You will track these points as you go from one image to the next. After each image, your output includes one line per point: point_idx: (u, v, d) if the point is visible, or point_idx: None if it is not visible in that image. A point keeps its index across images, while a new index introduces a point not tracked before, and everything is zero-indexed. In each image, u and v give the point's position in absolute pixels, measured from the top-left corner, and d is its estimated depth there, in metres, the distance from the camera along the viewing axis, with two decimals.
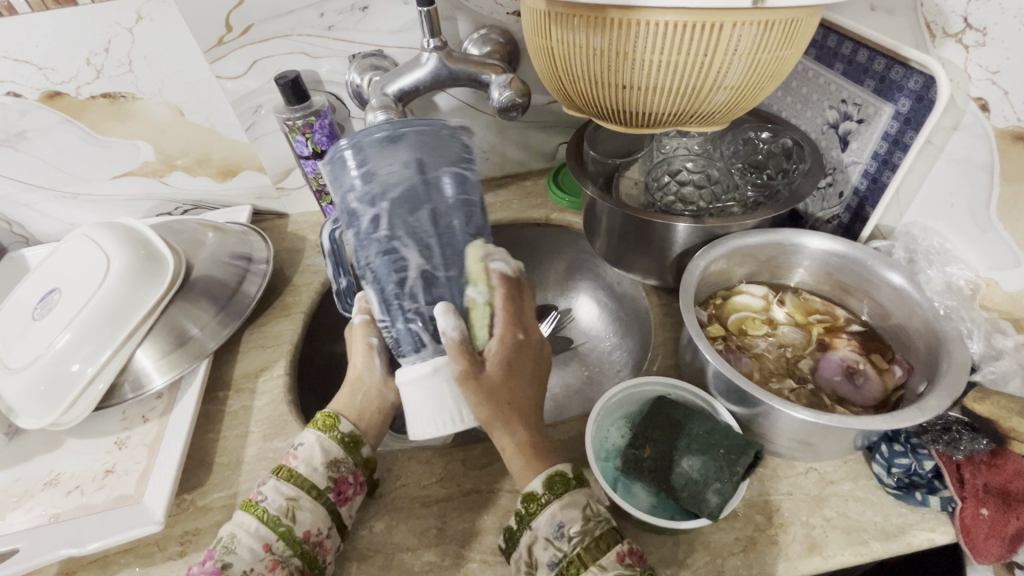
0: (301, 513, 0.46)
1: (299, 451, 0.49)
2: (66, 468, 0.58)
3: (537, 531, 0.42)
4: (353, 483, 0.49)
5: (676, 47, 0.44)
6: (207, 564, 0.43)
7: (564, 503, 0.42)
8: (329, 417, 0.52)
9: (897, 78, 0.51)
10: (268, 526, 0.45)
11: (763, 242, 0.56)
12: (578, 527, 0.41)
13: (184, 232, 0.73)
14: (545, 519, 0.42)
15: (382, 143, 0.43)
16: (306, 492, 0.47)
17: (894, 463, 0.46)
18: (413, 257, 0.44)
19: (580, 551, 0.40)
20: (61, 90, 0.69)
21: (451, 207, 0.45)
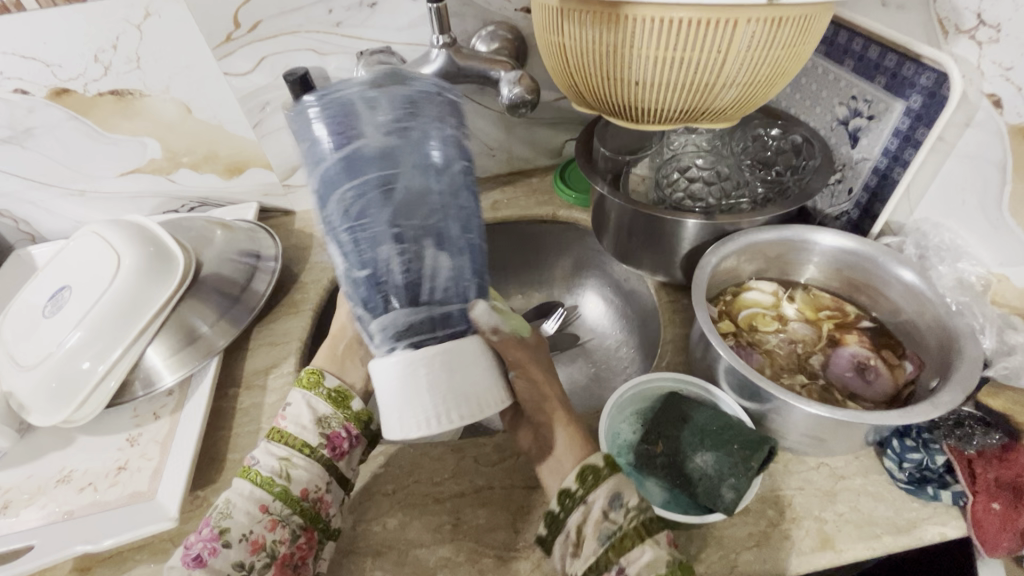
0: (296, 473, 0.49)
1: (288, 412, 0.53)
2: (78, 465, 0.58)
3: (592, 505, 0.43)
4: (345, 437, 0.53)
5: (688, 44, 0.44)
6: (206, 531, 0.45)
7: (624, 480, 0.44)
8: (314, 376, 0.56)
9: (909, 75, 0.51)
10: (263, 489, 0.47)
11: (774, 238, 0.56)
12: (635, 501, 0.43)
13: (192, 229, 0.73)
14: (605, 491, 0.43)
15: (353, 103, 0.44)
16: (299, 450, 0.50)
17: (906, 458, 0.47)
18: (377, 209, 0.41)
19: (637, 524, 0.42)
20: (68, 87, 0.69)
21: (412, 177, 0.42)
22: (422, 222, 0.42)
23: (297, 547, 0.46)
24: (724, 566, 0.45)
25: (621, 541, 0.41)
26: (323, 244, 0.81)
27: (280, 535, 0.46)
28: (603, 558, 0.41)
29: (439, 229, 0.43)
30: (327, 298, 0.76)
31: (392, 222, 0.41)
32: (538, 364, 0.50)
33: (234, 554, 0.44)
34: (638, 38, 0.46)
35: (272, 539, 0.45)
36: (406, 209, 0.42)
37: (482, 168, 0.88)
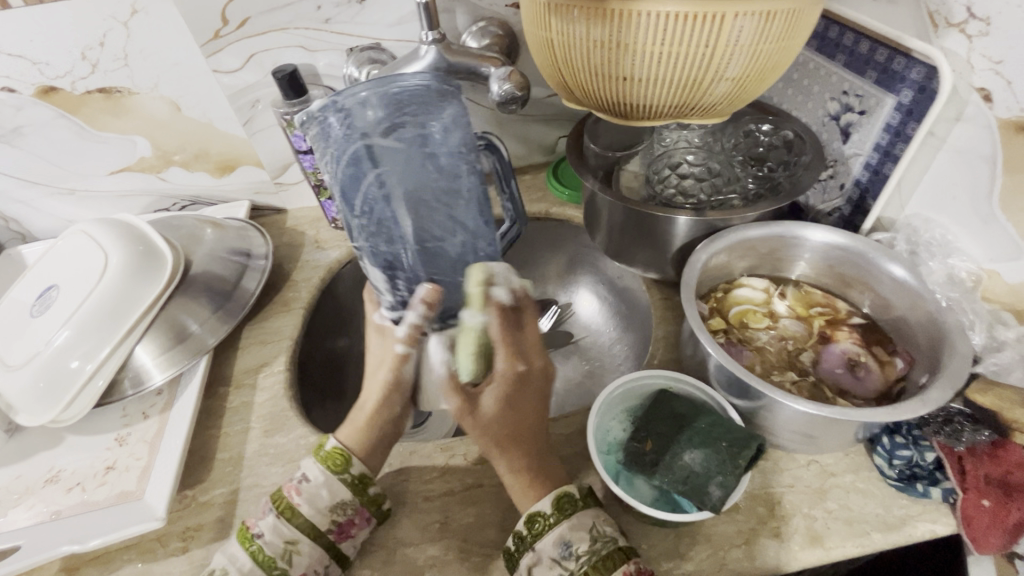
0: (299, 556, 0.45)
1: (303, 488, 0.47)
2: (67, 465, 0.58)
3: (541, 552, 0.42)
4: (358, 523, 0.47)
5: (677, 39, 0.44)
6: None
7: (570, 526, 0.42)
8: (340, 454, 0.48)
9: (899, 69, 0.50)
10: (263, 568, 0.44)
11: (765, 234, 0.56)
12: (585, 546, 0.41)
13: (182, 228, 0.72)
14: (553, 537, 0.42)
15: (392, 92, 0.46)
16: (308, 534, 0.45)
17: (896, 455, 0.46)
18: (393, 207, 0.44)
19: (587, 569, 0.40)
20: (56, 85, 0.68)
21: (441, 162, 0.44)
22: (446, 210, 0.44)
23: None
24: (712, 565, 0.44)
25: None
26: (314, 243, 0.81)
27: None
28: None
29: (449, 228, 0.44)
30: (318, 296, 0.76)
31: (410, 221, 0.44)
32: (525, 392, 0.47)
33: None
34: (626, 34, 0.45)
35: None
36: (431, 198, 0.44)
37: None
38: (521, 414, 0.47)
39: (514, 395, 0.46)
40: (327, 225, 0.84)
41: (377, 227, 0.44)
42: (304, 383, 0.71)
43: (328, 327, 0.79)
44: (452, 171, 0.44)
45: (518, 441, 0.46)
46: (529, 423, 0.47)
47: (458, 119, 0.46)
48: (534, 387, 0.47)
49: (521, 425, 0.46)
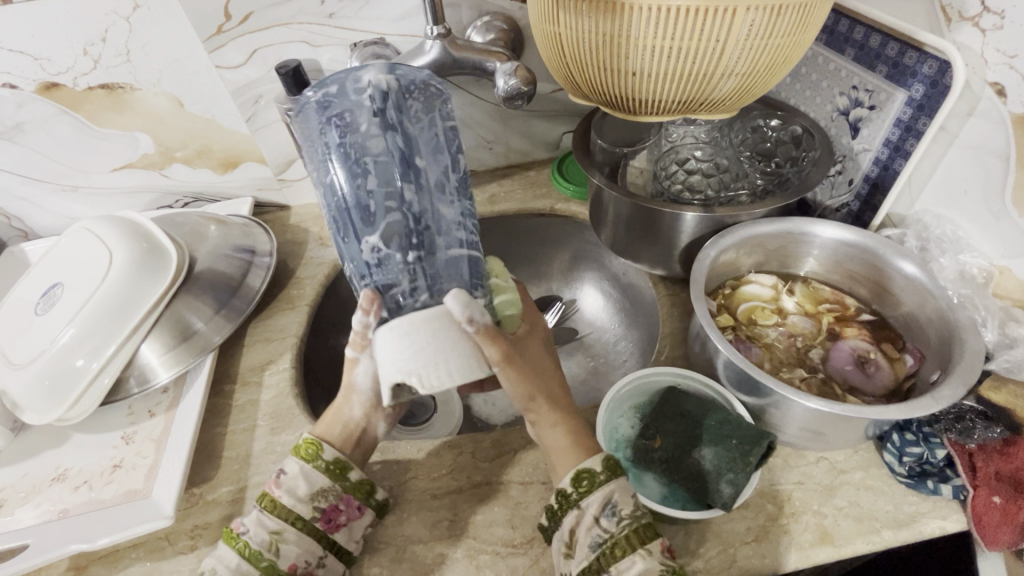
0: (286, 546, 0.45)
1: (282, 480, 0.47)
2: (73, 463, 0.58)
3: (585, 510, 0.43)
4: (345, 510, 0.47)
5: (687, 32, 0.43)
6: None
7: (619, 487, 0.43)
8: (313, 444, 0.49)
9: (910, 64, 0.50)
10: (249, 562, 0.44)
11: (774, 231, 0.56)
12: (629, 509, 0.42)
13: (185, 225, 0.72)
14: (599, 497, 0.42)
15: (344, 99, 0.45)
16: (291, 524, 0.46)
17: (906, 452, 0.46)
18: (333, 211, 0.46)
19: (629, 533, 0.41)
20: (58, 81, 0.68)
21: (380, 185, 0.44)
22: (378, 226, 0.44)
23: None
24: (723, 562, 0.44)
25: (612, 550, 0.41)
26: (318, 239, 0.80)
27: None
28: (594, 563, 0.40)
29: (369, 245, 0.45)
30: (322, 293, 0.76)
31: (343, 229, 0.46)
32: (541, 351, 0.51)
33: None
34: (634, 27, 0.45)
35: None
36: (368, 213, 0.44)
37: (479, 162, 0.87)
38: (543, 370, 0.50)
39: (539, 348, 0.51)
40: None
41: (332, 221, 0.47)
42: (310, 380, 0.71)
43: (333, 325, 0.78)
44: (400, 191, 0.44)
45: (549, 389, 0.49)
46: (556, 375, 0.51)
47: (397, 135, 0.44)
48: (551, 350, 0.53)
49: (552, 373, 0.50)
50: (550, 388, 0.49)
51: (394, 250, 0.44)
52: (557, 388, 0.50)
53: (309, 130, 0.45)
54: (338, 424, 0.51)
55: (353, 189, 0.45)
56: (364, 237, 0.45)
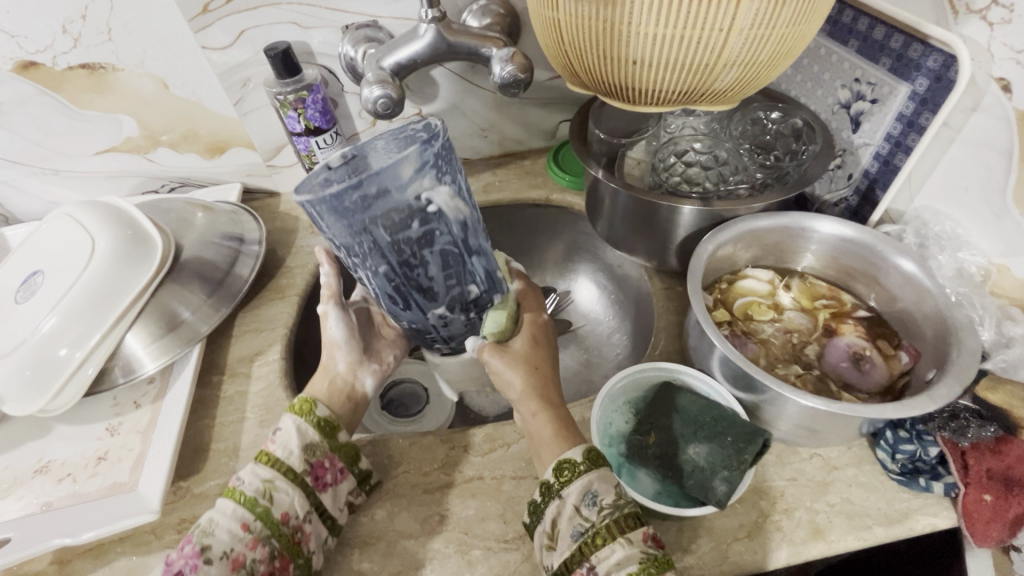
0: (278, 495, 0.46)
1: (277, 435, 0.49)
2: (56, 455, 0.57)
3: (566, 500, 0.43)
4: (331, 469, 0.49)
5: (692, 20, 0.42)
6: (187, 548, 0.42)
7: (600, 476, 0.43)
8: (306, 402, 0.51)
9: (915, 57, 0.49)
10: (245, 507, 0.44)
11: (773, 225, 0.55)
12: (611, 499, 0.42)
13: (171, 211, 0.70)
14: (579, 486, 0.42)
15: (364, 204, 0.38)
16: (283, 473, 0.47)
17: (899, 449, 0.46)
18: (382, 292, 0.45)
19: (609, 523, 0.41)
20: (36, 60, 0.66)
21: (443, 273, 0.44)
22: (436, 298, 0.46)
23: (275, 569, 0.43)
24: (715, 558, 0.44)
25: (594, 539, 0.40)
26: (308, 228, 0.79)
27: (262, 555, 0.43)
28: (574, 552, 0.41)
29: (432, 312, 0.47)
30: (313, 283, 0.74)
31: (395, 302, 0.46)
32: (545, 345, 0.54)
33: (215, 570, 0.41)
34: (635, 16, 0.43)
35: (251, 558, 0.43)
36: (428, 293, 0.45)
37: (474, 150, 0.86)
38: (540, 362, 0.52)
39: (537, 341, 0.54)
40: None
41: (386, 300, 0.46)
42: (300, 371, 0.70)
43: None
44: (460, 264, 0.44)
45: (547, 383, 0.51)
46: (551, 362, 0.53)
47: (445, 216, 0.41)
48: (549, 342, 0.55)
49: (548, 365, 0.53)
50: (550, 376, 0.52)
51: (457, 314, 0.48)
52: (555, 375, 0.53)
53: (337, 230, 0.39)
54: (327, 379, 0.57)
55: (405, 277, 0.43)
56: (430, 311, 0.47)
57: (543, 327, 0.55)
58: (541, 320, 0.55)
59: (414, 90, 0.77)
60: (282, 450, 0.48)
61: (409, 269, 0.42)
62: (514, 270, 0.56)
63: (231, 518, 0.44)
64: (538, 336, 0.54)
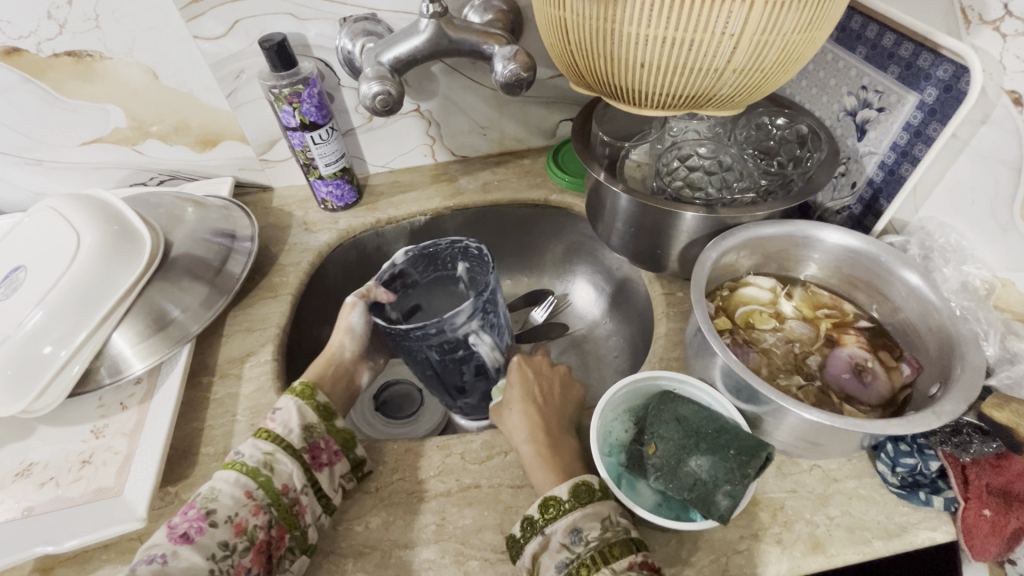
0: (278, 467, 0.46)
1: (276, 414, 0.50)
2: (39, 457, 0.55)
3: (551, 537, 0.43)
4: (326, 449, 0.49)
5: (703, 25, 0.41)
6: (190, 512, 0.42)
7: (584, 513, 0.43)
8: (308, 387, 0.53)
9: (925, 66, 0.48)
10: (248, 476, 0.45)
11: (778, 233, 0.54)
12: (596, 532, 0.42)
13: (160, 206, 0.68)
14: (564, 524, 0.43)
15: (426, 338, 0.57)
16: (283, 447, 0.48)
17: (899, 462, 0.46)
18: (428, 381, 0.64)
19: (595, 553, 0.41)
20: (19, 46, 0.63)
21: (475, 378, 0.63)
22: (468, 390, 0.64)
23: (272, 538, 0.44)
24: (714, 571, 0.44)
25: (579, 569, 0.41)
26: (303, 225, 0.77)
27: (262, 523, 0.44)
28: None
29: (463, 399, 0.66)
30: (307, 281, 0.73)
31: (437, 389, 0.65)
32: (536, 383, 0.56)
33: (220, 533, 0.42)
34: (643, 19, 0.42)
35: (253, 524, 0.43)
36: (461, 386, 0.64)
37: (473, 147, 0.85)
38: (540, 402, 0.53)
39: (531, 383, 0.56)
40: (316, 206, 0.80)
41: (432, 385, 0.65)
42: (293, 371, 0.68)
43: (317, 315, 0.76)
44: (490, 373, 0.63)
45: (552, 420, 0.52)
46: (547, 398, 0.54)
47: (483, 345, 0.59)
48: (547, 380, 0.57)
49: (546, 400, 0.54)
50: (539, 409, 0.53)
51: (483, 404, 0.67)
52: (547, 405, 0.54)
53: (404, 345, 0.58)
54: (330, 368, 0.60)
55: (446, 377, 0.62)
56: (461, 399, 0.66)
57: (524, 367, 0.57)
58: (518, 363, 0.58)
59: (413, 86, 0.75)
60: (282, 428, 0.49)
61: (451, 373, 0.62)
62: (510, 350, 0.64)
63: (234, 485, 0.44)
64: (518, 377, 0.56)
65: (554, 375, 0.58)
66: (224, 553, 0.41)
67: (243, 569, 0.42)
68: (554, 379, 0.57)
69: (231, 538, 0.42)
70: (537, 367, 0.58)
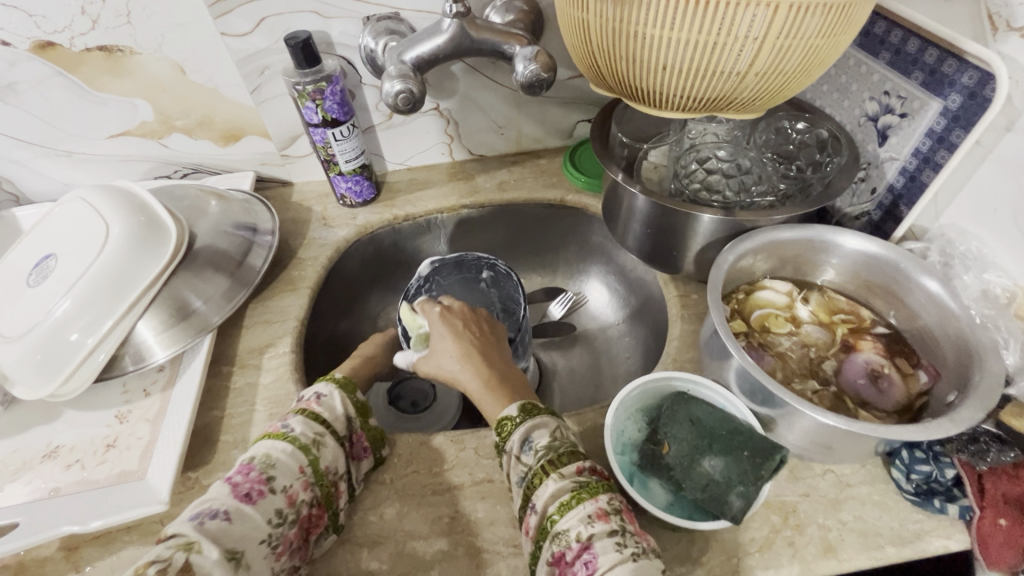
0: (325, 448, 0.48)
1: (322, 400, 0.51)
2: (66, 440, 0.56)
3: (511, 453, 0.47)
4: (360, 443, 0.51)
5: (726, 29, 0.41)
6: (251, 474, 0.44)
7: (534, 424, 0.47)
8: (349, 382, 0.55)
9: (949, 73, 0.48)
10: (302, 452, 0.46)
11: (795, 237, 0.54)
12: (545, 442, 0.46)
13: (185, 198, 0.70)
14: (517, 438, 0.47)
15: None
16: (331, 431, 0.49)
17: (914, 469, 0.46)
18: None
19: (544, 463, 0.44)
20: (53, 41, 0.65)
21: None
22: None
23: (313, 515, 0.45)
24: (725, 571, 0.44)
25: (533, 479, 0.44)
26: (322, 220, 0.79)
27: (308, 499, 0.45)
28: (523, 496, 0.45)
29: None
30: (325, 275, 0.74)
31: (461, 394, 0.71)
32: (465, 331, 0.57)
33: (276, 501, 0.43)
34: (667, 22, 0.43)
35: (303, 499, 0.45)
36: None
37: (489, 147, 0.85)
38: (474, 343, 0.56)
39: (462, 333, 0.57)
40: (334, 201, 0.81)
41: None
42: (310, 363, 0.70)
43: (333, 309, 0.77)
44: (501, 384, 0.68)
45: (491, 360, 0.54)
46: (485, 344, 0.56)
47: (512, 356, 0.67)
48: (476, 325, 0.58)
49: (482, 346, 0.56)
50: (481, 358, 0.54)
51: None
52: (480, 341, 0.56)
53: None
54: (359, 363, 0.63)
55: None
56: None
57: (448, 320, 0.58)
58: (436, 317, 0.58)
59: (433, 85, 0.76)
60: (328, 412, 0.50)
61: None
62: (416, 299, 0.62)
63: (291, 457, 0.46)
64: (449, 331, 0.57)
65: (471, 314, 0.60)
66: (277, 521, 0.43)
67: (288, 541, 0.43)
68: (472, 321, 0.59)
69: (285, 507, 0.43)
70: (457, 317, 0.59)
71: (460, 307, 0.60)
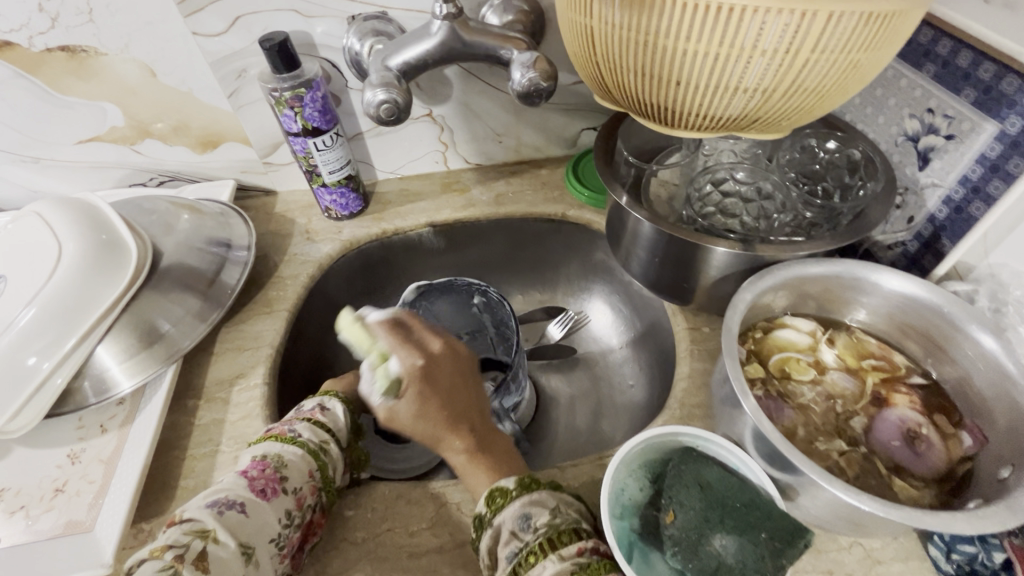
0: (330, 456, 0.48)
1: (325, 411, 0.52)
2: (13, 482, 0.52)
3: (501, 525, 0.41)
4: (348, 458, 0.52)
5: (754, 42, 0.35)
6: (267, 472, 0.44)
7: (533, 499, 0.42)
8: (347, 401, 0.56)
9: (1009, 91, 0.42)
10: (312, 455, 0.47)
11: (823, 274, 0.48)
12: (545, 519, 0.40)
13: (154, 212, 0.64)
14: (512, 511, 0.41)
15: None
16: (335, 439, 0.50)
17: (956, 548, 0.41)
18: None
19: (543, 541, 0.39)
20: (11, 39, 0.60)
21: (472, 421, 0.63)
22: None
23: (314, 523, 0.45)
24: None
25: (527, 558, 0.39)
26: (305, 234, 0.73)
27: (314, 504, 0.45)
28: None
29: None
30: (305, 296, 0.69)
31: None
32: (449, 385, 0.49)
33: (288, 502, 0.43)
34: (683, 31, 0.36)
35: (309, 503, 0.45)
36: None
37: (487, 155, 0.79)
38: (457, 399, 0.49)
39: (447, 388, 0.49)
40: (319, 213, 0.76)
41: None
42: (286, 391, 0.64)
43: (315, 330, 0.72)
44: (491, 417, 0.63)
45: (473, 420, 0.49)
46: (471, 401, 0.50)
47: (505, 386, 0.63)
48: (461, 374, 0.51)
49: (464, 403, 0.49)
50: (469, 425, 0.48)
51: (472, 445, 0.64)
52: (466, 400, 0.50)
53: None
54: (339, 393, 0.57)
55: None
56: None
57: (434, 371, 0.49)
58: (413, 367, 0.49)
59: (425, 89, 0.70)
60: (331, 421, 0.51)
61: None
62: (380, 326, 0.51)
63: (303, 459, 0.46)
64: (433, 388, 0.48)
65: (453, 358, 0.52)
66: (287, 523, 0.43)
67: (292, 545, 0.43)
68: (452, 367, 0.51)
69: (294, 510, 0.43)
70: (438, 365, 0.50)
71: (440, 349, 0.52)
